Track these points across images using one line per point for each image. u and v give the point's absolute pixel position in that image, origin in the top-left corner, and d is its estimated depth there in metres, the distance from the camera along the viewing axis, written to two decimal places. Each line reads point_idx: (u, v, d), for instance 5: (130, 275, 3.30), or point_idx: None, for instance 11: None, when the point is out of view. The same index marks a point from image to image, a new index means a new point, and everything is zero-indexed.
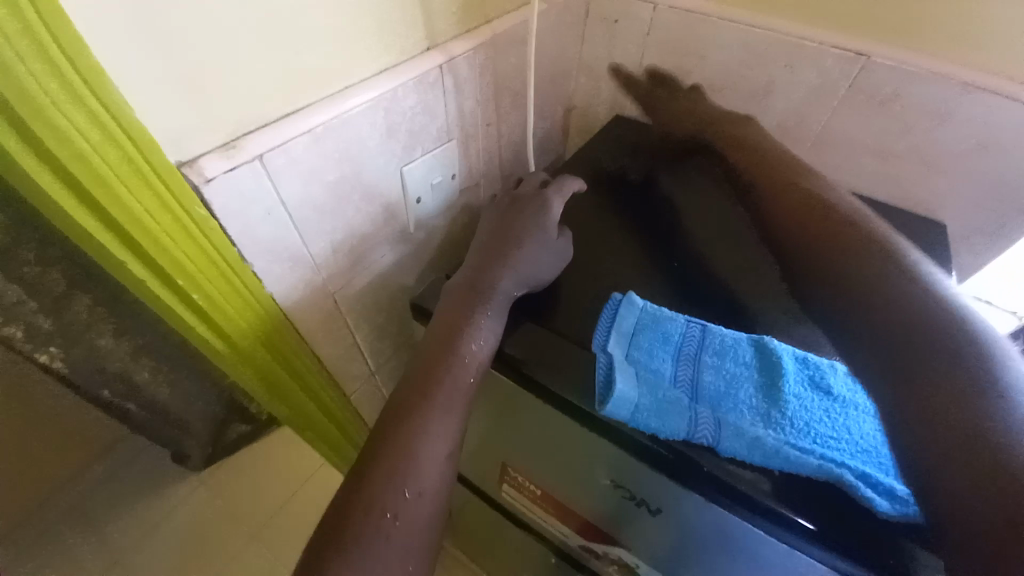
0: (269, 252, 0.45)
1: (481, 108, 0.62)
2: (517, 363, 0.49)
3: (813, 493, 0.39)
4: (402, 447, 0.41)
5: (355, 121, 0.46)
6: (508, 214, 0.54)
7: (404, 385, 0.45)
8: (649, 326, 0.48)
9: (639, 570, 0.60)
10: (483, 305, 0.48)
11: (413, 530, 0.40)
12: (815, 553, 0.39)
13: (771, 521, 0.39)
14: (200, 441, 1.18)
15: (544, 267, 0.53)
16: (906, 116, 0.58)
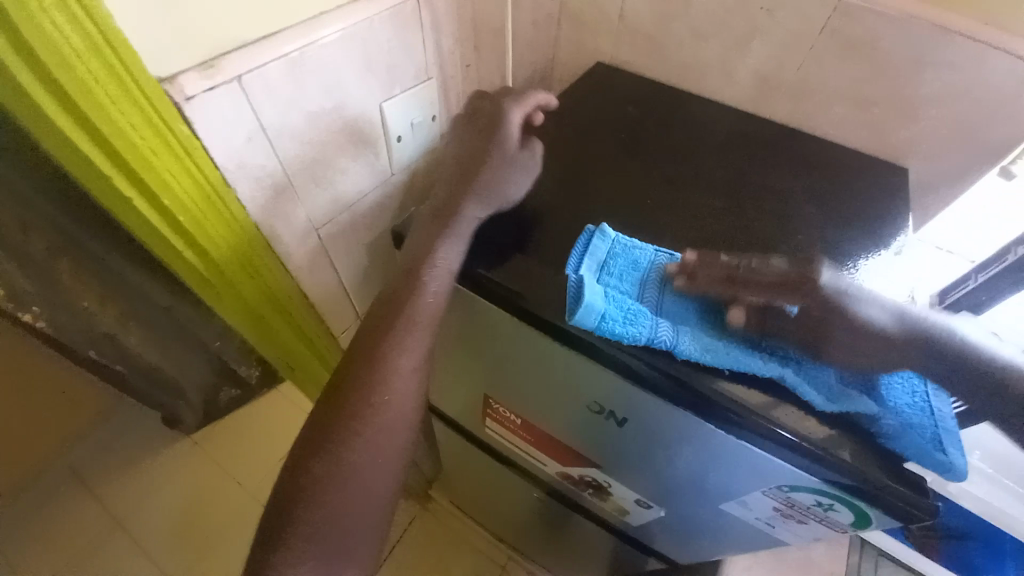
0: (252, 180, 0.46)
1: (458, 47, 0.63)
2: (510, 295, 0.50)
3: (769, 398, 0.43)
4: (381, 360, 0.44)
5: (332, 50, 0.47)
6: (473, 141, 0.55)
7: (381, 302, 0.47)
8: (621, 253, 0.50)
9: (612, 490, 0.65)
10: (448, 229, 0.50)
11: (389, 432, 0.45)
12: (778, 453, 0.42)
13: (726, 423, 0.43)
14: (191, 403, 1.20)
15: (504, 183, 0.53)
16: (875, 60, 0.61)
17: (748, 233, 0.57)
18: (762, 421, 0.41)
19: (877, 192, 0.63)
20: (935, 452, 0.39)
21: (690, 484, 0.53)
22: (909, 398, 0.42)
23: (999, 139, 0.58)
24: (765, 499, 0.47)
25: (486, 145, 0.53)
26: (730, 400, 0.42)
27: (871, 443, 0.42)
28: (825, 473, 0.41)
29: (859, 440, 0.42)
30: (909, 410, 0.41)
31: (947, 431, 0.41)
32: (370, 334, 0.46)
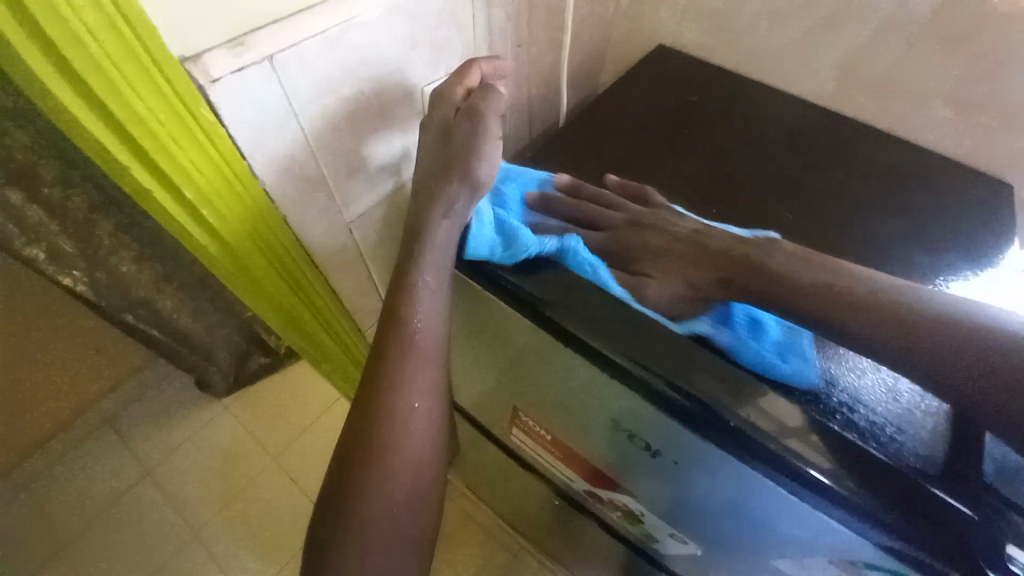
0: (282, 170, 0.42)
1: (511, 25, 0.57)
2: (533, 303, 0.45)
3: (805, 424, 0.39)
4: (404, 371, 0.41)
5: (375, 26, 0.42)
6: (450, 126, 0.46)
7: (391, 302, 0.42)
8: (513, 178, 0.53)
9: (644, 518, 0.61)
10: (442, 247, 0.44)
11: (414, 453, 0.41)
12: (844, 521, 0.36)
13: (790, 480, 0.37)
14: (222, 368, 1.21)
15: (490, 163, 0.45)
16: (990, 59, 0.51)
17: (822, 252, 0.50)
18: (808, 464, 0.37)
19: (977, 210, 0.54)
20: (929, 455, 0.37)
21: (739, 536, 0.48)
22: (994, 466, 0.37)
23: None
24: (828, 567, 0.42)
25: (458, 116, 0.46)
26: (787, 431, 0.38)
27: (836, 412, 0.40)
28: (908, 552, 0.35)
29: (778, 384, 0.41)
30: (916, 422, 0.39)
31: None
32: (395, 349, 0.41)
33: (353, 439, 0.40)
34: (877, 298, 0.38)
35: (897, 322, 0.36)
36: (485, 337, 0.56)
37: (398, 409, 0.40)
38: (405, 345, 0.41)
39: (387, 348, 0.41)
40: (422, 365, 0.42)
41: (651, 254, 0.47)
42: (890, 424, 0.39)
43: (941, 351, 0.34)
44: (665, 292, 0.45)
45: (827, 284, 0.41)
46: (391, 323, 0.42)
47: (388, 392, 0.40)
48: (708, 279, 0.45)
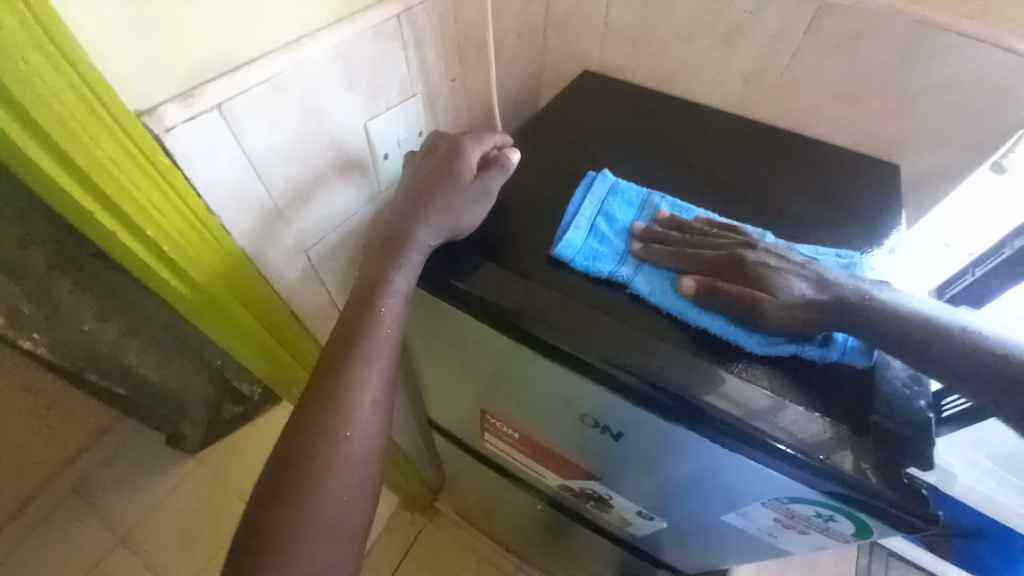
0: (237, 204, 0.46)
1: (444, 61, 0.63)
2: (500, 311, 0.48)
3: (740, 387, 0.43)
4: (364, 369, 0.44)
5: (314, 71, 0.47)
6: (427, 167, 0.53)
7: (357, 304, 0.46)
8: (619, 194, 0.58)
9: (614, 501, 0.64)
10: (401, 259, 0.48)
11: (366, 446, 0.44)
12: (772, 464, 0.41)
13: (731, 438, 0.42)
14: (193, 420, 1.19)
15: (471, 205, 0.52)
16: (861, 57, 0.60)
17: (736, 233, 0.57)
18: (766, 436, 0.40)
19: (868, 190, 0.63)
20: (842, 397, 0.43)
21: (692, 497, 0.53)
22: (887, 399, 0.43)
23: (988, 131, 0.58)
24: (765, 511, 0.47)
25: (466, 163, 0.53)
26: (727, 399, 0.42)
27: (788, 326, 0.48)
28: (825, 484, 0.40)
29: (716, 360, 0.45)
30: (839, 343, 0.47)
31: (917, 420, 0.42)
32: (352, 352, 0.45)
33: (303, 430, 0.42)
34: (924, 322, 0.41)
35: (902, 332, 0.41)
36: (445, 343, 0.60)
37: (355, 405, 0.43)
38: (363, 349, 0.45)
39: (348, 350, 0.45)
40: (379, 361, 0.45)
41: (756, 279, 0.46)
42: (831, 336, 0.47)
43: (961, 368, 0.39)
44: (784, 314, 0.44)
45: (897, 308, 0.42)
46: (356, 327, 0.45)
47: (349, 385, 0.44)
48: (820, 309, 0.44)
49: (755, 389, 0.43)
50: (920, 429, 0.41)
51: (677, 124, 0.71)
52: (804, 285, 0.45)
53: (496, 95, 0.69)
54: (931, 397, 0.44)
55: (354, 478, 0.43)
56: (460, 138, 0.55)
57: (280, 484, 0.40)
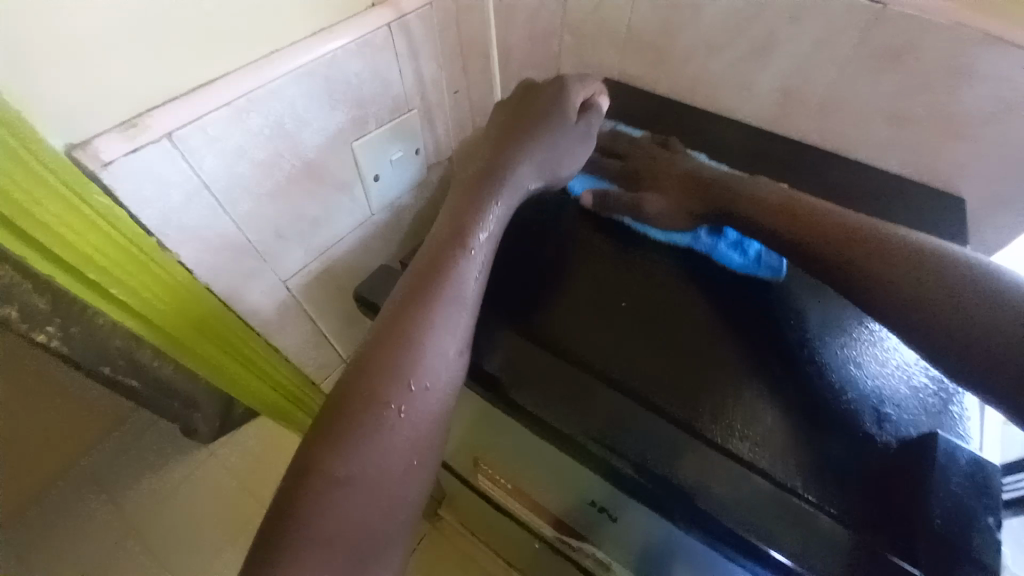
0: (201, 242, 0.42)
1: (444, 71, 0.57)
2: (484, 377, 0.43)
3: (745, 476, 0.37)
4: (451, 307, 0.36)
5: (284, 93, 0.42)
6: (519, 106, 0.47)
7: (447, 235, 0.39)
8: None
9: (614, 565, 0.58)
10: (494, 191, 0.41)
11: (434, 413, 0.34)
12: None
13: (739, 551, 0.36)
14: (202, 416, 0.99)
15: (575, 157, 0.47)
16: (923, 78, 0.51)
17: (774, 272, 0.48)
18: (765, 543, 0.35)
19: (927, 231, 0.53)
20: (877, 498, 0.36)
21: None
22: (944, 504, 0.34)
23: None
24: None
25: (569, 105, 0.46)
26: (723, 490, 0.37)
27: (827, 391, 0.40)
28: None
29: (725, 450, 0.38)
30: (888, 432, 0.38)
31: (979, 539, 0.33)
32: (433, 290, 0.36)
33: (366, 363, 0.33)
34: (846, 230, 0.39)
35: (838, 246, 0.38)
36: None
37: (435, 355, 0.35)
38: (446, 291, 0.36)
39: (433, 281, 0.36)
40: (470, 300, 0.37)
41: (661, 184, 0.50)
42: (878, 424, 0.39)
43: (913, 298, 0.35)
44: (665, 208, 0.49)
45: (841, 219, 0.40)
46: (444, 256, 0.37)
47: (433, 321, 0.35)
48: (699, 204, 0.47)
49: (759, 490, 0.37)
50: (984, 555, 0.32)
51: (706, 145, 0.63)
52: (703, 181, 0.48)
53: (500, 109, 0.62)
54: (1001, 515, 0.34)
55: (418, 446, 0.33)
56: (564, 77, 0.48)
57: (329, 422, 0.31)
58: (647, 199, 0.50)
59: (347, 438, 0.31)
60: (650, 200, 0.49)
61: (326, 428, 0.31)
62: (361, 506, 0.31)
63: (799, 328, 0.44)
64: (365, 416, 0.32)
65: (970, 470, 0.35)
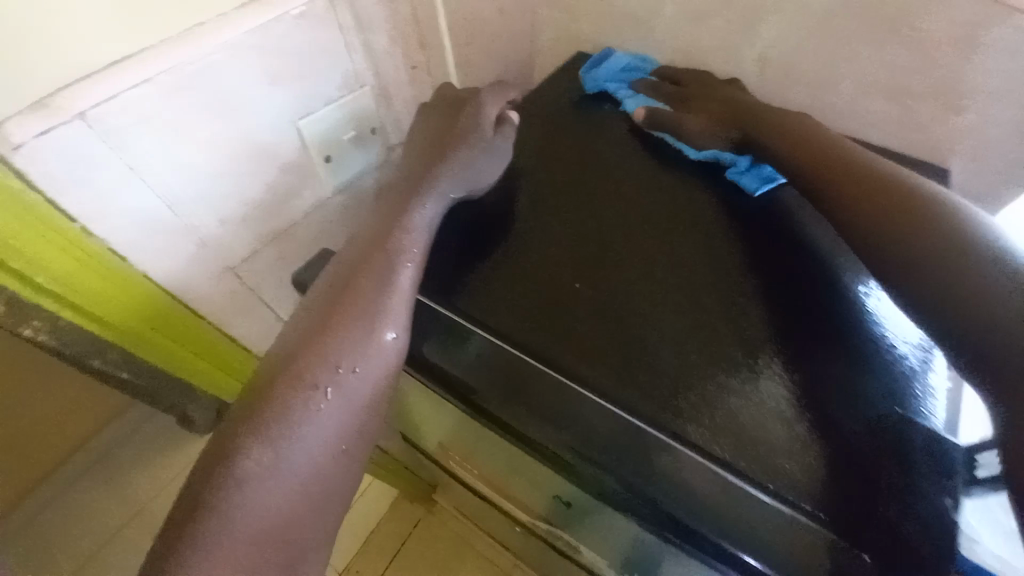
0: (134, 227, 0.41)
1: (399, 46, 0.55)
2: (421, 359, 0.41)
3: (699, 467, 0.34)
4: (379, 307, 0.33)
5: (214, 68, 0.40)
6: (437, 116, 0.46)
7: (367, 238, 0.37)
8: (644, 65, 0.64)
9: (581, 548, 0.58)
10: (416, 195, 0.39)
11: (361, 401, 0.32)
12: None
13: (689, 543, 0.34)
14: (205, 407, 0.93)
15: (497, 162, 0.44)
16: (906, 44, 0.47)
17: (739, 252, 0.45)
18: (726, 542, 0.32)
19: None
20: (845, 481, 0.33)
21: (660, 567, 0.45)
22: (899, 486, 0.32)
23: None
24: None
25: (481, 113, 0.45)
26: (659, 472, 0.34)
27: (788, 361, 0.38)
28: None
29: (678, 438, 0.35)
30: (861, 411, 0.35)
31: (940, 519, 0.31)
32: (350, 294, 0.34)
33: (285, 365, 0.31)
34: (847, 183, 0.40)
35: (851, 186, 0.40)
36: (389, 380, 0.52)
37: (367, 337, 0.33)
38: (377, 277, 0.34)
39: (356, 280, 0.34)
40: (400, 298, 0.34)
41: (699, 103, 0.53)
42: (839, 401, 0.36)
43: (915, 250, 0.35)
44: (695, 123, 0.51)
45: (864, 163, 0.41)
46: (363, 257, 0.35)
47: (354, 322, 0.33)
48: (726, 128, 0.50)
49: (720, 485, 0.34)
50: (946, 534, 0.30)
51: None
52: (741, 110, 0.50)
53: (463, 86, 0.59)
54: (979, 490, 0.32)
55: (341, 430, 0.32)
56: (479, 90, 0.47)
57: (242, 422, 0.30)
58: (684, 119, 0.52)
59: (258, 426, 0.30)
60: (689, 120, 0.52)
61: (243, 413, 0.30)
62: (275, 495, 0.29)
63: (765, 302, 0.42)
64: (288, 400, 0.30)
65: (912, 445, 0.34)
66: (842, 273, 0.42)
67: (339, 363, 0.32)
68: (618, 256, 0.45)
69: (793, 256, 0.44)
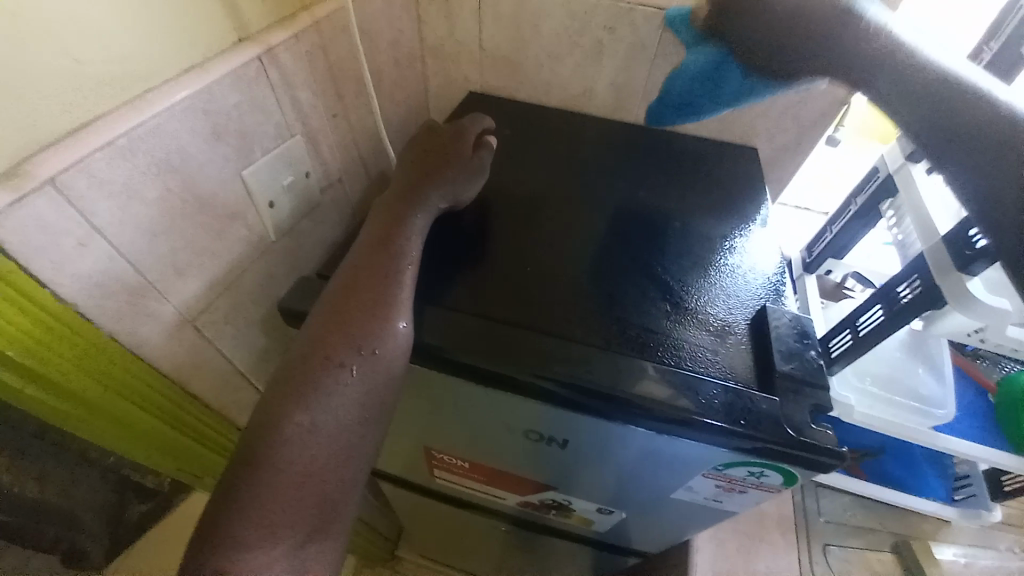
0: (97, 286, 0.41)
1: (321, 98, 0.61)
2: (423, 348, 0.45)
3: (658, 370, 0.45)
4: (391, 298, 0.43)
5: (165, 129, 0.43)
6: (419, 142, 0.55)
7: (374, 242, 0.46)
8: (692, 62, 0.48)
9: (572, 505, 0.65)
10: (409, 206, 0.49)
11: (382, 375, 0.41)
12: (705, 440, 0.43)
13: (661, 423, 0.43)
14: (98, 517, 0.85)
15: (476, 179, 0.55)
16: None
17: (646, 224, 0.60)
18: (695, 414, 0.42)
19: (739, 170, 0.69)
20: (750, 362, 0.47)
21: (641, 480, 0.53)
22: (785, 353, 0.47)
23: (823, 108, 0.67)
24: (705, 480, 0.49)
25: (463, 139, 0.55)
26: (630, 381, 0.44)
27: (700, 291, 0.53)
28: (747, 445, 0.42)
29: (639, 357, 0.46)
30: (738, 317, 0.51)
31: (813, 368, 0.46)
32: (364, 289, 0.43)
33: (320, 345, 0.40)
34: (921, 74, 0.36)
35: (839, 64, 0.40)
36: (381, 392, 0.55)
37: (382, 324, 0.42)
38: (384, 278, 0.44)
39: (367, 278, 0.44)
40: (405, 291, 0.44)
41: None
42: (732, 310, 0.51)
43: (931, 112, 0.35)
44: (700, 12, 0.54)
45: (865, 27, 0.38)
46: (373, 259, 0.45)
47: (377, 311, 0.42)
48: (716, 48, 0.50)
49: (670, 377, 0.44)
50: (813, 371, 0.46)
51: (564, 128, 0.74)
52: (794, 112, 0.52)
53: (381, 127, 0.67)
54: (819, 346, 0.48)
55: None
56: (459, 122, 0.57)
57: None
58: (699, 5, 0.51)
59: None
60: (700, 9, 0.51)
61: None
62: None
63: (669, 253, 0.57)
64: (319, 376, 0.39)
65: (802, 327, 0.49)
66: (724, 225, 0.61)
67: (367, 346, 0.41)
68: (552, 241, 0.57)
69: (670, 228, 0.60)
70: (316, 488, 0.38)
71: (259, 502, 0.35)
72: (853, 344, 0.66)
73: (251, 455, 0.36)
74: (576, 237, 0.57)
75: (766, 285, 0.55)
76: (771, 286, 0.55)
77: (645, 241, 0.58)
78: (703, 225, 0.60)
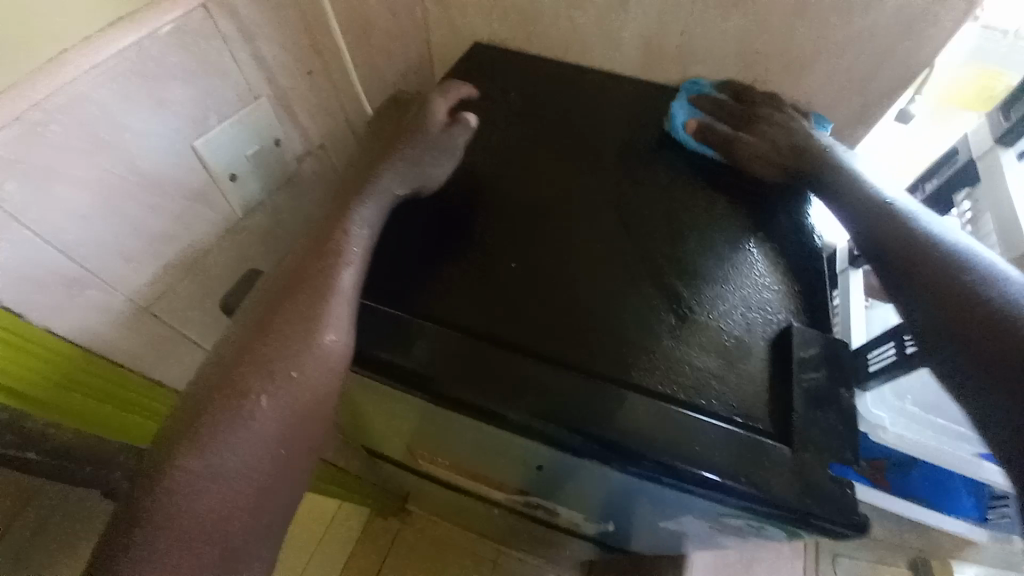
0: (20, 279, 0.37)
1: (292, 53, 0.53)
2: (384, 363, 0.40)
3: (652, 409, 0.38)
4: (321, 309, 0.38)
5: (89, 97, 0.37)
6: (379, 121, 0.49)
7: (309, 242, 0.41)
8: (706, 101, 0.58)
9: (559, 510, 0.61)
10: (357, 194, 0.43)
11: (302, 401, 0.37)
12: (702, 493, 0.37)
13: (652, 471, 0.37)
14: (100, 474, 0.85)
15: (443, 157, 0.47)
16: (759, 12, 0.54)
17: (665, 214, 0.51)
18: (689, 465, 0.36)
19: None
20: (764, 399, 0.40)
21: (629, 502, 0.48)
22: (812, 395, 0.39)
23: (898, 73, 0.54)
24: (700, 521, 0.43)
25: (430, 115, 0.48)
26: (616, 419, 0.38)
27: (715, 302, 0.45)
28: (747, 505, 0.36)
29: (633, 389, 0.39)
30: (757, 337, 0.43)
31: (841, 410, 0.39)
32: (291, 297, 0.38)
33: (233, 364, 0.36)
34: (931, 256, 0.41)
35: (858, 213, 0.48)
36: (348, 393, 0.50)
37: (307, 340, 0.37)
38: (315, 285, 0.39)
39: (294, 284, 0.39)
40: (341, 299, 0.39)
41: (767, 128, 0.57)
42: (749, 327, 0.43)
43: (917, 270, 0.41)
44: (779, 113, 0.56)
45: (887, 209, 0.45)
46: (302, 262, 0.40)
47: (301, 325, 0.37)
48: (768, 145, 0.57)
49: (663, 417, 0.38)
50: (843, 418, 0.39)
51: (577, 91, 0.63)
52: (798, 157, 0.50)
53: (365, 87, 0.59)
54: (849, 378, 0.41)
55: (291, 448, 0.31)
56: (425, 92, 0.50)
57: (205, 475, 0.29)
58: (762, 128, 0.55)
59: None
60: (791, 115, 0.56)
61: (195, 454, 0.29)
62: None
63: (683, 250, 0.48)
64: (223, 406, 0.35)
65: (824, 353, 0.41)
66: (756, 217, 0.51)
67: (279, 371, 0.36)
68: (546, 232, 0.49)
69: (692, 219, 0.50)
70: (244, 518, 0.35)
71: (164, 535, 0.32)
72: (894, 361, 0.56)
73: (169, 483, 0.33)
74: (576, 228, 0.49)
75: (795, 295, 0.46)
76: (801, 295, 0.46)
77: (657, 236, 0.49)
78: (727, 217, 0.51)
